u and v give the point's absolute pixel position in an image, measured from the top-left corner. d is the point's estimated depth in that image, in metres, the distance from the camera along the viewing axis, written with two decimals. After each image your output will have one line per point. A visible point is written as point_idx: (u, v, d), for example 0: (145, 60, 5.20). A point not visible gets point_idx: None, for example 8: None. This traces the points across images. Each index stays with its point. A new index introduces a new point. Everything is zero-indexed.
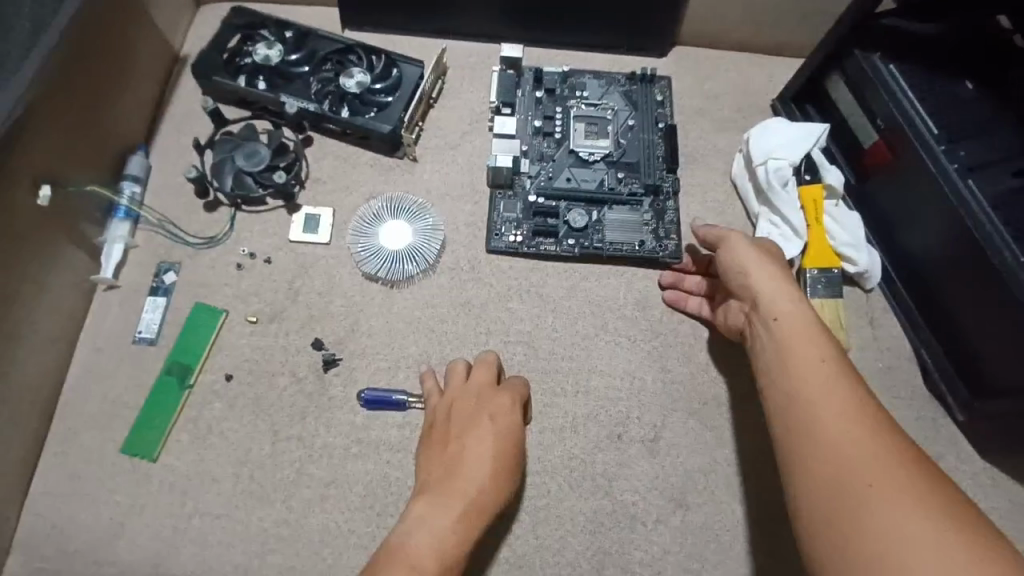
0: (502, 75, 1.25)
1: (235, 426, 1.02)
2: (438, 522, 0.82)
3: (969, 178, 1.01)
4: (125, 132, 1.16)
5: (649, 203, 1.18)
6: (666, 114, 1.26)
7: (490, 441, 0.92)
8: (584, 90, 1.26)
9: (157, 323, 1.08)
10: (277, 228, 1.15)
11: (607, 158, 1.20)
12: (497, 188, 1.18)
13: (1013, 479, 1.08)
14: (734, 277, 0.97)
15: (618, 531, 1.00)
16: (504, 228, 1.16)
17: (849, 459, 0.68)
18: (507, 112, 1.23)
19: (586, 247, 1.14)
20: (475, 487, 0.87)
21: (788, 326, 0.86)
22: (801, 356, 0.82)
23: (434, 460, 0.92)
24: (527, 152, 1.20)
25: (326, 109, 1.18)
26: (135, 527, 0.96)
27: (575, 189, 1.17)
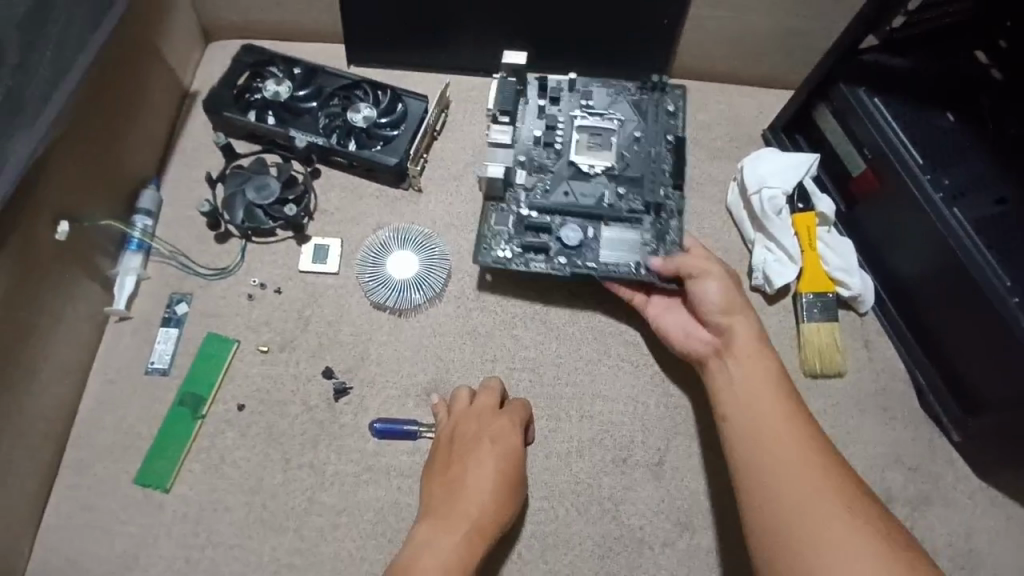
0: (504, 82, 1.22)
1: (247, 455, 1.03)
2: (442, 543, 0.84)
3: (954, 205, 1.06)
4: (137, 165, 1.19)
5: (649, 220, 1.15)
6: (677, 127, 1.22)
7: (492, 464, 0.94)
8: (589, 99, 1.24)
9: (169, 353, 1.09)
10: (286, 258, 1.18)
11: (608, 171, 1.18)
12: (491, 198, 1.16)
13: (1007, 496, 1.10)
14: (710, 314, 1.03)
15: (626, 555, 1.02)
16: (494, 241, 1.13)
17: (810, 497, 0.78)
18: (504, 121, 1.19)
19: (576, 265, 1.11)
20: (476, 506, 0.89)
21: (755, 370, 0.95)
22: (766, 401, 0.91)
23: (438, 486, 0.93)
24: (524, 163, 1.18)
25: (333, 143, 1.21)
26: (147, 559, 0.97)
27: (570, 203, 1.15)
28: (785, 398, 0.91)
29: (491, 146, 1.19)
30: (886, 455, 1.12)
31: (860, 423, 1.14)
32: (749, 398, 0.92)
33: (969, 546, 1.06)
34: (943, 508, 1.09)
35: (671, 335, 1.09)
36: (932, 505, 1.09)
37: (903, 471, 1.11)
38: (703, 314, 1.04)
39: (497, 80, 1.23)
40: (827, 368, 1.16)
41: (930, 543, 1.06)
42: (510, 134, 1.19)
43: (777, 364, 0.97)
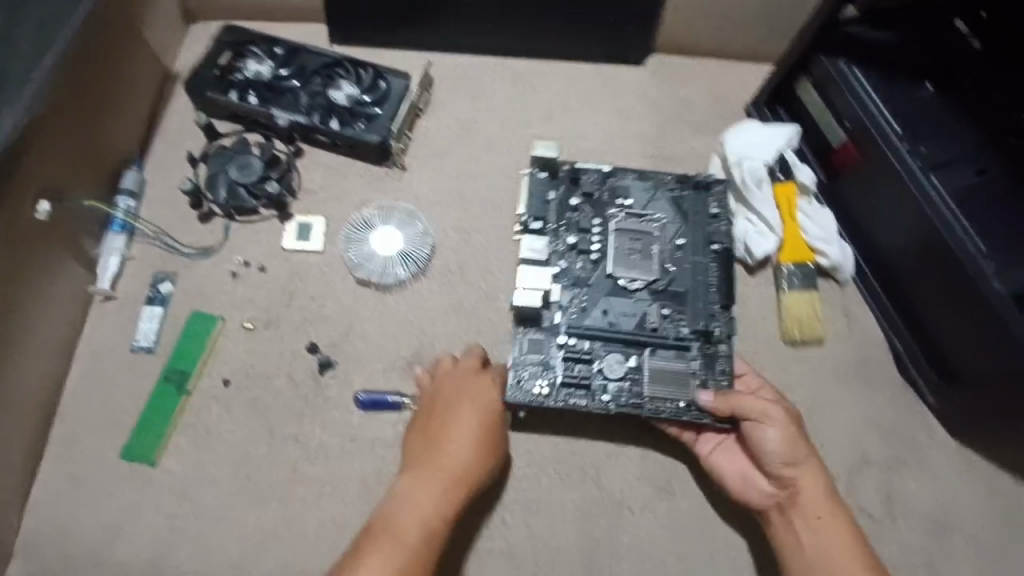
0: (534, 181, 1.14)
1: (233, 429, 1.05)
2: (423, 498, 0.86)
3: (932, 173, 1.07)
4: (120, 146, 1.19)
5: (698, 347, 1.05)
6: (722, 232, 1.13)
7: (472, 422, 0.95)
8: (626, 197, 1.15)
9: (155, 332, 1.10)
10: (270, 237, 1.18)
11: (649, 286, 1.08)
12: (522, 321, 1.06)
13: (982, 456, 1.12)
14: (770, 464, 0.94)
15: (606, 519, 1.05)
16: (529, 377, 1.02)
17: None
18: (537, 226, 1.11)
19: (621, 402, 1.01)
20: (456, 460, 0.91)
21: (830, 529, 0.89)
22: (848, 567, 0.85)
23: (421, 441, 0.95)
24: (560, 275, 1.09)
25: (316, 121, 1.21)
26: (135, 530, 0.99)
27: (611, 328, 1.05)
28: (869, 568, 0.85)
29: (522, 262, 1.08)
30: (864, 419, 1.14)
31: (839, 390, 1.16)
32: (826, 563, 0.86)
33: (943, 509, 1.09)
34: (919, 472, 1.11)
35: (729, 482, 1.00)
36: (908, 467, 1.11)
37: (880, 434, 1.13)
38: (761, 461, 0.95)
39: (526, 177, 1.16)
40: (807, 334, 1.17)
41: (904, 506, 1.09)
42: (542, 242, 1.09)
43: (851, 521, 0.90)
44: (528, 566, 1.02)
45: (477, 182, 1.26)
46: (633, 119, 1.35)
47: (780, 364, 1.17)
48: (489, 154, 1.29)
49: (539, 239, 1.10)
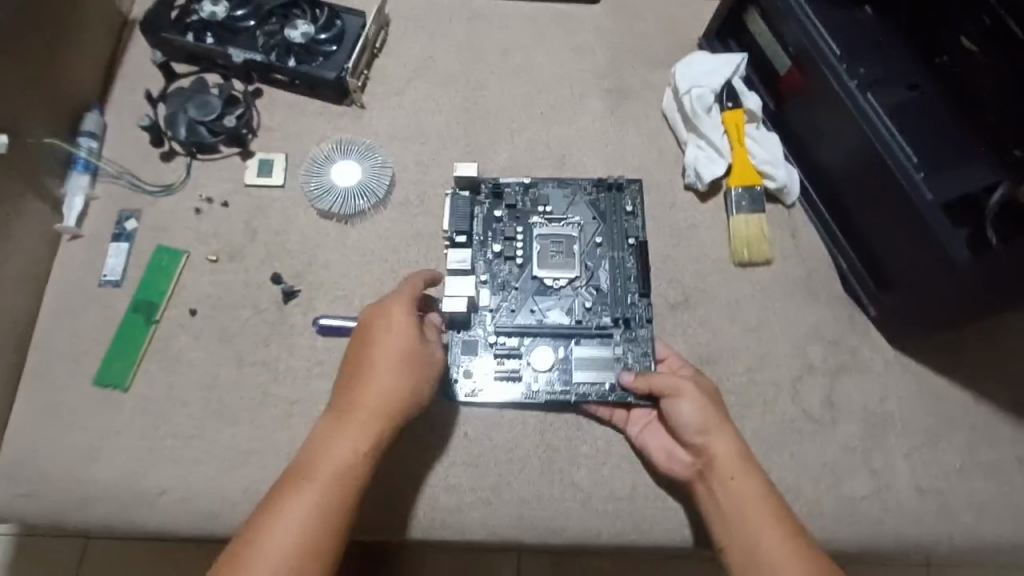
0: (455, 200, 1.19)
1: (202, 355, 1.09)
2: (338, 445, 0.89)
3: (868, 92, 1.12)
4: (79, 88, 1.20)
5: (619, 334, 1.13)
6: (637, 227, 1.21)
7: (389, 357, 0.95)
8: (547, 204, 1.21)
9: (121, 266, 1.13)
10: (232, 173, 1.21)
11: (573, 283, 1.16)
12: (454, 327, 1.12)
13: (918, 362, 1.20)
14: (685, 435, 0.98)
15: (565, 430, 1.10)
16: (463, 377, 1.10)
17: None
18: (462, 240, 1.16)
19: (552, 392, 1.09)
20: (374, 402, 0.92)
21: (744, 488, 0.92)
22: (760, 522, 0.89)
23: (342, 380, 0.96)
24: (488, 281, 1.15)
25: (273, 60, 1.24)
26: (110, 451, 1.03)
27: (538, 324, 1.13)
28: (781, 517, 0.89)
29: (451, 273, 1.14)
30: (809, 332, 1.20)
31: (785, 305, 1.21)
32: (741, 519, 0.90)
33: (881, 409, 1.16)
34: (859, 376, 1.18)
35: (657, 460, 1.05)
36: (849, 373, 1.18)
37: (824, 345, 1.20)
38: (679, 434, 1.00)
39: (449, 196, 1.20)
40: (755, 257, 1.22)
41: (845, 406, 1.16)
42: (468, 253, 1.16)
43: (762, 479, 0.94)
44: (491, 475, 1.07)
45: (435, 118, 1.29)
46: (588, 52, 1.38)
47: (730, 283, 1.22)
48: (446, 91, 1.32)
49: (465, 251, 1.16)
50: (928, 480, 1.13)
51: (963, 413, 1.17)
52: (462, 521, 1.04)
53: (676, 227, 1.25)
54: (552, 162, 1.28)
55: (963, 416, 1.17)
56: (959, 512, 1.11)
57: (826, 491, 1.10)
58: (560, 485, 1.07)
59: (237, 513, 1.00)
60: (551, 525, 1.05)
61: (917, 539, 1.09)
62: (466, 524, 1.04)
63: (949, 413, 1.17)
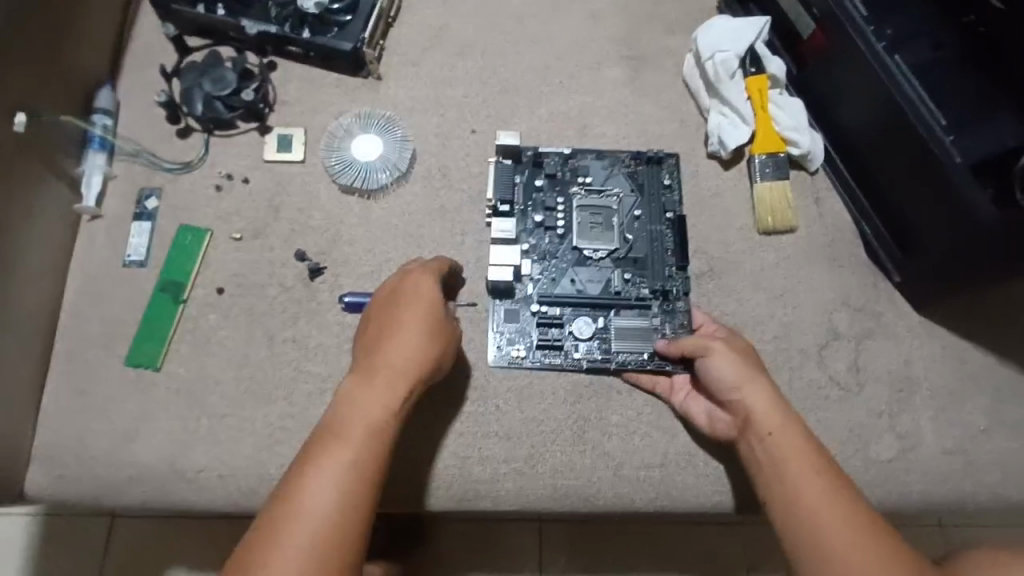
0: (499, 167, 1.19)
1: (232, 334, 1.09)
2: (364, 402, 0.88)
3: (896, 54, 1.13)
4: (91, 64, 1.17)
5: (658, 305, 1.15)
6: (674, 201, 1.22)
7: (412, 320, 0.96)
8: (586, 175, 1.22)
9: (145, 246, 1.12)
10: (251, 149, 1.19)
11: (612, 255, 1.17)
12: (497, 295, 1.14)
13: (942, 326, 1.21)
14: (724, 390, 0.98)
15: (595, 400, 1.11)
16: (507, 343, 1.13)
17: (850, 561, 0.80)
18: (505, 209, 1.17)
19: (592, 359, 1.12)
20: (397, 361, 0.92)
21: (787, 444, 0.91)
22: (801, 470, 0.88)
23: (365, 345, 0.96)
24: (530, 249, 1.17)
25: (287, 31, 1.21)
26: (144, 431, 1.03)
27: (578, 294, 1.15)
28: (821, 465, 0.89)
29: (496, 242, 1.15)
30: (833, 299, 1.21)
31: (810, 272, 1.22)
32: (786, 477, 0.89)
33: (906, 372, 1.18)
34: (883, 341, 1.19)
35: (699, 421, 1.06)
36: (874, 338, 1.19)
37: (848, 311, 1.20)
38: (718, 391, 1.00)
39: (491, 164, 1.20)
40: (780, 224, 1.22)
41: (870, 371, 1.17)
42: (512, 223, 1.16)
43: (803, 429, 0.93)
44: (524, 446, 1.08)
45: (452, 90, 1.27)
46: (606, 19, 1.35)
47: (755, 251, 1.22)
48: (463, 61, 1.29)
49: (509, 220, 1.17)
50: (953, 442, 1.15)
51: (986, 375, 1.19)
52: (496, 491, 1.06)
53: (700, 197, 1.24)
54: (573, 131, 1.27)
55: (986, 378, 1.18)
56: (983, 472, 1.13)
57: (852, 454, 1.12)
58: (591, 454, 1.08)
59: None
60: (586, 493, 1.06)
61: (942, 498, 1.12)
62: (500, 494, 1.06)
63: (973, 375, 1.18)
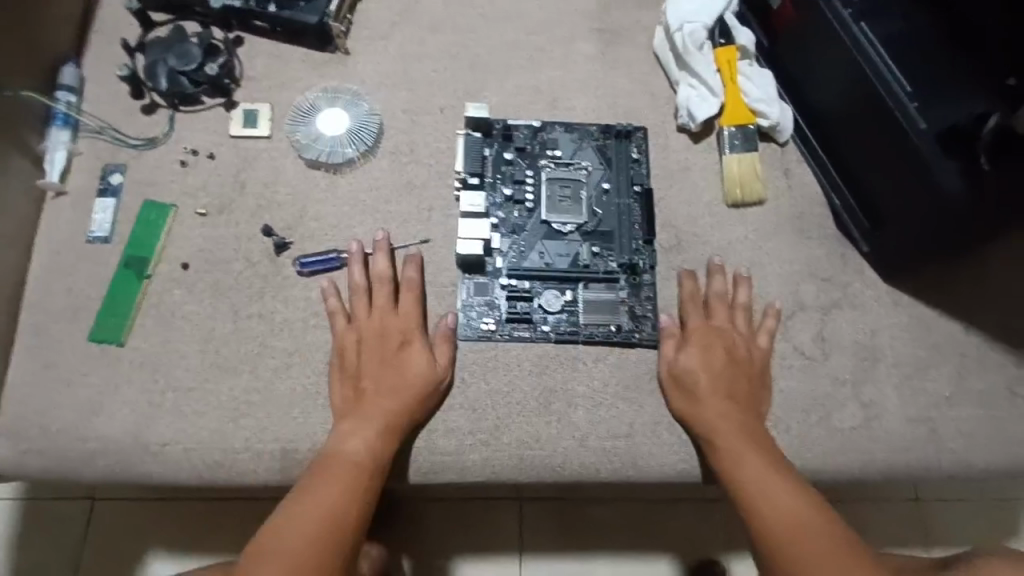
0: (469, 140, 1.19)
1: (197, 309, 1.09)
2: (356, 430, 0.98)
3: (861, 22, 1.13)
4: (54, 40, 1.16)
5: (625, 279, 1.16)
6: (642, 174, 1.22)
7: (393, 354, 1.06)
8: (555, 148, 1.22)
9: (110, 222, 1.12)
10: (216, 125, 1.19)
11: (580, 228, 1.17)
12: (465, 269, 1.14)
13: (910, 297, 1.21)
14: (683, 375, 1.08)
15: (561, 371, 1.12)
16: (476, 316, 1.13)
17: (788, 514, 0.92)
18: (475, 182, 1.17)
19: (561, 332, 1.13)
20: (380, 393, 1.02)
21: (734, 438, 1.01)
22: (748, 449, 1.00)
23: (345, 382, 1.05)
24: (499, 224, 1.17)
25: (253, 5, 1.20)
26: (110, 405, 1.04)
27: (547, 268, 1.15)
28: (765, 447, 1.01)
29: (464, 217, 1.15)
30: (801, 270, 1.21)
31: (778, 245, 1.22)
32: (731, 464, 0.99)
33: (872, 342, 1.18)
34: (851, 312, 1.20)
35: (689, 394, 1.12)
36: (841, 309, 1.20)
37: (816, 282, 1.21)
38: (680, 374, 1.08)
39: (461, 137, 1.20)
40: (748, 196, 1.22)
41: (836, 342, 1.18)
42: (481, 196, 1.16)
43: (744, 415, 1.05)
44: (489, 417, 1.08)
45: (421, 65, 1.26)
46: None
47: (723, 224, 1.22)
48: (433, 35, 1.28)
49: (477, 194, 1.16)
50: (918, 410, 1.15)
51: (952, 344, 1.19)
52: (462, 462, 1.06)
53: (669, 170, 1.24)
54: (543, 105, 1.26)
55: (952, 348, 1.19)
56: (947, 439, 1.14)
57: (817, 423, 1.13)
58: (557, 424, 1.09)
59: (241, 461, 1.02)
60: (552, 463, 1.07)
61: (907, 466, 1.12)
62: (466, 465, 1.06)
63: (938, 345, 1.19)
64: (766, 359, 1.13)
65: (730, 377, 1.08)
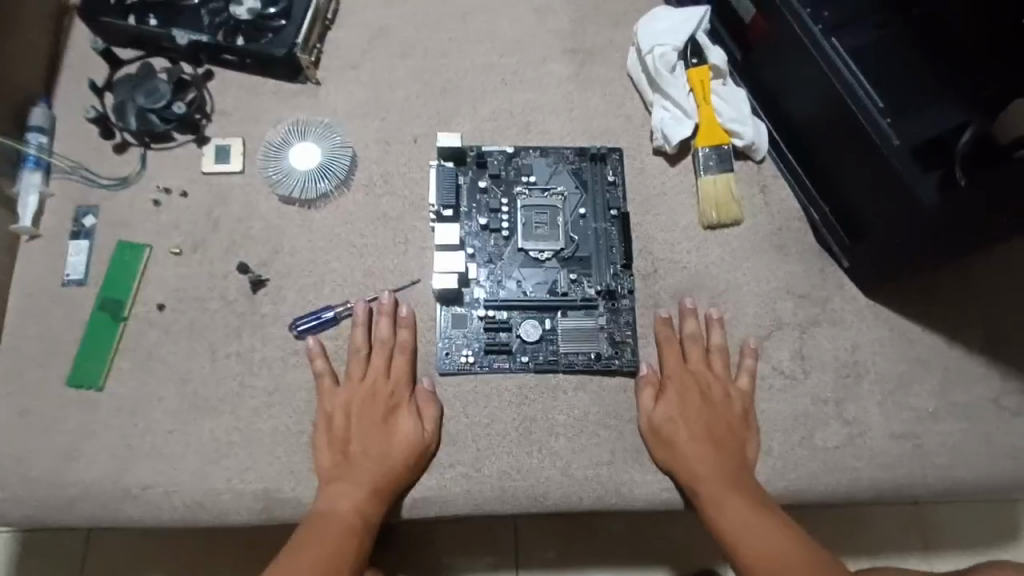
0: (441, 170, 1.18)
1: (174, 350, 1.09)
2: (343, 492, 0.99)
3: (832, 37, 1.12)
4: (23, 83, 1.16)
5: (604, 305, 1.16)
6: (618, 197, 1.21)
7: (377, 413, 1.06)
8: (530, 173, 1.21)
9: (84, 264, 1.12)
10: (189, 162, 1.18)
11: (558, 255, 1.17)
12: (442, 300, 1.14)
13: (892, 311, 1.21)
14: (661, 424, 1.08)
15: (541, 400, 1.12)
16: (455, 349, 1.13)
17: (770, 554, 0.94)
18: (449, 215, 1.16)
19: (540, 361, 1.13)
20: (365, 451, 1.03)
21: (713, 483, 1.02)
22: (725, 495, 1.01)
23: (332, 445, 1.04)
24: (475, 254, 1.16)
25: (220, 40, 1.19)
26: (91, 450, 1.04)
27: (525, 297, 1.14)
28: (741, 489, 1.02)
29: (439, 249, 1.15)
30: (781, 288, 1.21)
31: (756, 264, 1.21)
32: (712, 510, 1.01)
33: (854, 358, 1.18)
34: (831, 329, 1.19)
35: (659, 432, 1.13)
36: (821, 326, 1.19)
37: (796, 300, 1.20)
38: (658, 423, 1.08)
39: (433, 167, 1.19)
40: (725, 217, 1.21)
41: (817, 359, 1.18)
42: (457, 228, 1.16)
43: (722, 456, 1.06)
44: (470, 449, 1.08)
45: (393, 93, 1.25)
46: (548, 13, 1.33)
47: (700, 245, 1.21)
48: (403, 62, 1.27)
49: (452, 224, 1.16)
50: (902, 425, 1.15)
51: (935, 357, 1.19)
52: (444, 495, 1.06)
53: (645, 193, 1.24)
54: (517, 130, 1.25)
55: (934, 360, 1.19)
56: (932, 454, 1.14)
57: (799, 442, 1.13)
58: (539, 454, 1.09)
59: (223, 502, 1.02)
60: (535, 493, 1.07)
61: (893, 482, 1.12)
62: (449, 497, 1.06)
63: (921, 358, 1.19)
64: (745, 401, 1.13)
65: (710, 423, 1.09)
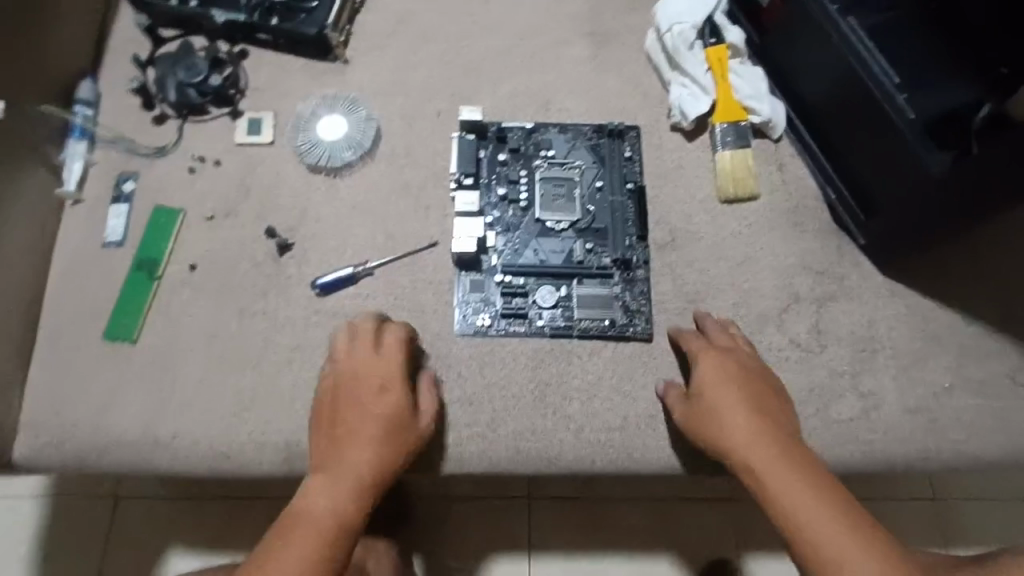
0: (463, 141, 1.22)
1: (204, 309, 1.14)
2: (334, 460, 0.95)
3: (849, 15, 1.11)
4: (73, 58, 1.23)
5: (619, 274, 1.18)
6: (635, 172, 1.24)
7: (370, 387, 1.01)
8: (549, 148, 1.24)
9: (122, 227, 1.18)
10: (223, 134, 1.24)
11: (574, 225, 1.20)
12: (462, 267, 1.17)
13: (908, 287, 1.21)
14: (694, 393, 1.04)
15: (556, 365, 1.14)
16: (473, 312, 1.16)
17: (811, 521, 0.88)
18: (470, 183, 1.20)
19: (556, 326, 1.15)
20: (354, 424, 0.98)
21: (755, 456, 0.95)
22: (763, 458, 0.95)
23: (324, 420, 1.01)
24: (494, 223, 1.20)
25: (255, 19, 1.25)
26: (124, 401, 1.09)
27: (541, 264, 1.17)
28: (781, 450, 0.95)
29: (459, 216, 1.19)
30: (796, 263, 1.21)
31: (772, 239, 1.22)
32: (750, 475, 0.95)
33: (869, 333, 1.18)
34: (846, 303, 1.20)
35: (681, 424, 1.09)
36: (837, 300, 1.20)
37: (811, 275, 1.21)
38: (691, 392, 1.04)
39: (455, 139, 1.24)
40: (741, 192, 1.23)
41: (833, 333, 1.18)
42: (476, 198, 1.20)
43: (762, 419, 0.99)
44: (485, 411, 1.11)
45: (416, 72, 1.30)
46: None
47: (716, 219, 1.23)
48: (427, 43, 1.32)
49: (472, 193, 1.20)
50: (917, 400, 1.15)
51: (951, 333, 1.18)
52: (460, 453, 1.08)
53: (662, 167, 1.26)
54: (536, 107, 1.29)
55: (951, 336, 1.18)
56: (947, 429, 1.13)
57: (813, 414, 1.13)
58: (553, 417, 1.11)
59: (247, 453, 1.06)
60: (548, 454, 1.09)
61: (907, 456, 1.12)
62: (463, 457, 1.08)
63: (938, 335, 1.18)
64: (772, 375, 1.07)
65: (746, 389, 1.02)
